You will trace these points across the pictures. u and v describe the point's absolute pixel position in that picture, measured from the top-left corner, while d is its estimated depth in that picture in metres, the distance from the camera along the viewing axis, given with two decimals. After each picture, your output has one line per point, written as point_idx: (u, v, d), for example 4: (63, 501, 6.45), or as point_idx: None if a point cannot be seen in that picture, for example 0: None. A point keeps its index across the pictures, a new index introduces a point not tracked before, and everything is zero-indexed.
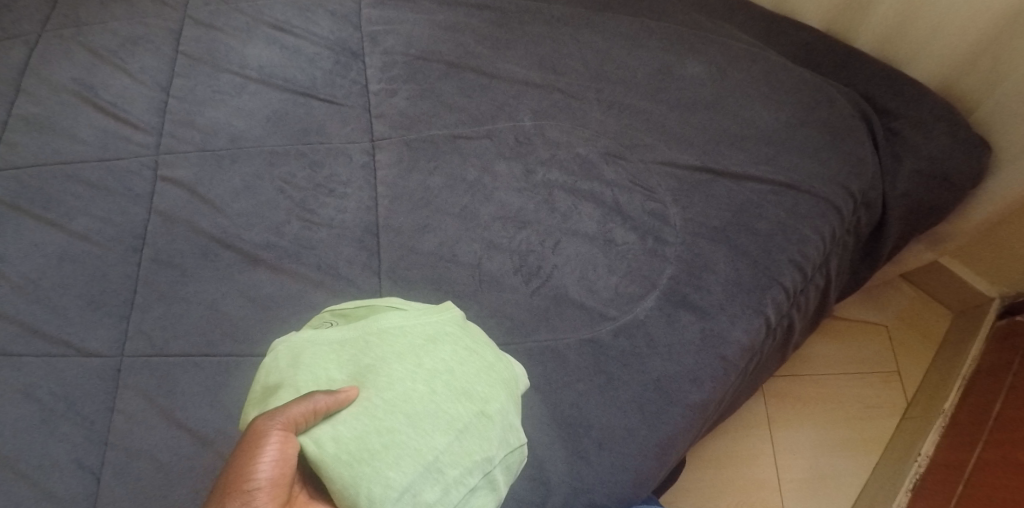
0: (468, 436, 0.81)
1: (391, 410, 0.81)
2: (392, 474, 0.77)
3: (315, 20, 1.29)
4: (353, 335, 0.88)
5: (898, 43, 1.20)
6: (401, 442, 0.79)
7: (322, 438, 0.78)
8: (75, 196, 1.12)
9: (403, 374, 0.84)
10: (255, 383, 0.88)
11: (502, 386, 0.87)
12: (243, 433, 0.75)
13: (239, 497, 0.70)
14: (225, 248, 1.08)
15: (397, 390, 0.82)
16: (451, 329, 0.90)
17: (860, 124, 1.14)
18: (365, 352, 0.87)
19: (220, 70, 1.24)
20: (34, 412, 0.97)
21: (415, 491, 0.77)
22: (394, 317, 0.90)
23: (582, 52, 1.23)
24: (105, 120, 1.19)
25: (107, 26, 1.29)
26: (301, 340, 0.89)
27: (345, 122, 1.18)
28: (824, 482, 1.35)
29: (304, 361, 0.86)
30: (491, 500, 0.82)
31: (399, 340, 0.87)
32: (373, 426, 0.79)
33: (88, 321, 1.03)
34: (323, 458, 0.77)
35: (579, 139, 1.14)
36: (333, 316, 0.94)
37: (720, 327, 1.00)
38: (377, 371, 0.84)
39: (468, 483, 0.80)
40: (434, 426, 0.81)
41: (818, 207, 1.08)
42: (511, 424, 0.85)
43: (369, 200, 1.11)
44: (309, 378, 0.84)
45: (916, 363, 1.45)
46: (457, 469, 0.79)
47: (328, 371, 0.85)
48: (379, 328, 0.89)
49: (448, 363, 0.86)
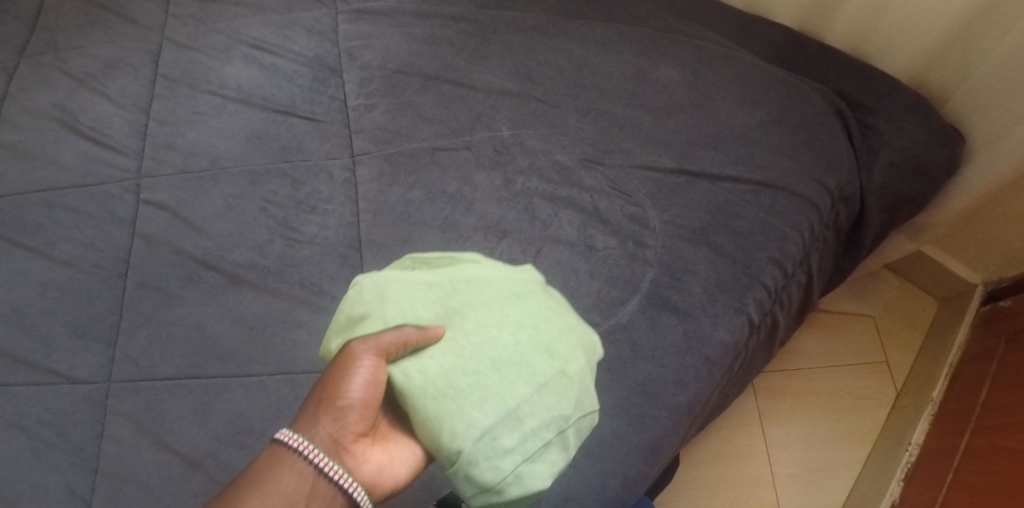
0: (548, 391, 0.83)
1: (479, 356, 0.83)
2: (478, 418, 0.80)
3: (291, 37, 1.29)
4: (442, 279, 0.90)
5: (868, 37, 1.20)
6: (485, 386, 0.82)
7: (410, 370, 0.80)
8: (58, 224, 1.13)
9: (490, 321, 0.86)
10: (339, 311, 0.90)
11: (582, 351, 0.88)
12: (336, 354, 0.78)
13: (332, 412, 0.74)
14: (209, 269, 1.09)
15: (486, 333, 0.84)
16: (536, 288, 0.91)
17: (834, 120, 1.15)
18: (452, 296, 0.88)
19: (198, 91, 1.25)
20: (24, 442, 0.98)
21: (495, 434, 0.80)
22: (484, 268, 0.91)
23: (558, 59, 1.23)
24: (86, 145, 1.19)
25: (85, 51, 1.30)
26: (386, 279, 0.90)
27: (324, 138, 1.19)
28: (817, 475, 1.36)
29: (391, 297, 0.88)
30: (560, 458, 0.85)
31: (489, 290, 0.89)
32: (459, 365, 0.82)
33: (75, 348, 1.03)
34: (410, 389, 0.80)
35: (557, 147, 1.14)
36: (414, 261, 0.96)
37: (703, 328, 1.00)
38: (469, 313, 0.86)
39: (543, 436, 0.83)
40: (517, 375, 0.83)
41: (796, 204, 1.08)
42: (587, 389, 0.87)
43: (351, 216, 1.11)
44: (397, 313, 0.86)
45: (904, 352, 1.46)
46: (535, 419, 0.82)
47: (416, 309, 0.87)
48: (467, 276, 0.91)
49: (534, 315, 0.87)
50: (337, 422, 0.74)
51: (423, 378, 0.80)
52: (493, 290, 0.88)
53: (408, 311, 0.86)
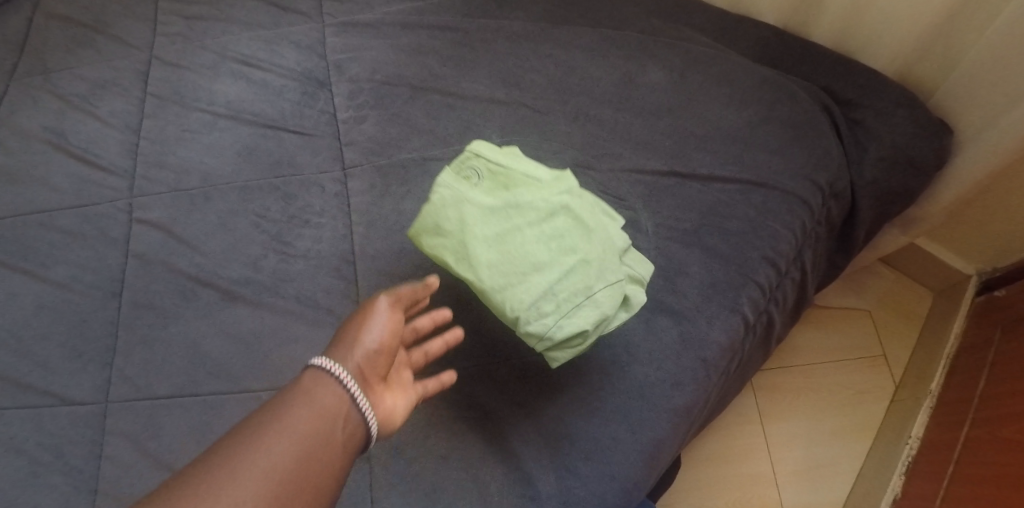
0: (578, 268, 0.94)
1: (525, 233, 0.95)
2: (530, 294, 0.92)
3: (279, 52, 1.29)
4: (498, 191, 0.99)
5: (853, 33, 1.21)
6: (534, 278, 0.93)
7: (476, 270, 0.94)
8: (51, 246, 1.13)
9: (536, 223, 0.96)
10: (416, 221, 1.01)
11: (613, 237, 0.98)
12: (364, 302, 0.87)
13: (361, 351, 0.82)
14: (204, 286, 1.09)
15: (531, 221, 0.96)
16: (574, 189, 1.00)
17: (822, 117, 1.16)
18: (508, 206, 0.97)
19: (188, 108, 1.25)
20: (23, 465, 0.97)
21: (540, 308, 0.92)
22: (526, 166, 1.01)
23: (545, 65, 1.24)
24: (77, 166, 1.20)
25: (74, 72, 1.30)
26: (451, 191, 0.98)
27: (315, 152, 1.19)
28: (819, 472, 1.36)
29: (457, 211, 0.97)
30: (596, 315, 0.93)
31: (535, 192, 0.98)
32: (513, 264, 0.94)
33: (71, 370, 1.03)
34: (479, 286, 0.94)
35: (548, 153, 1.15)
36: (476, 163, 1.03)
37: (699, 329, 1.01)
38: (513, 203, 0.97)
39: (577, 302, 0.92)
40: (553, 262, 0.94)
41: (787, 202, 1.09)
42: (613, 261, 0.95)
43: (344, 228, 1.11)
44: (461, 225, 0.95)
45: (901, 345, 1.46)
46: (569, 293, 0.93)
47: (477, 218, 0.96)
48: (517, 185, 1.00)
49: (576, 205, 0.97)
50: (365, 360, 0.82)
51: (483, 268, 0.94)
52: (535, 186, 0.99)
53: (456, 205, 0.97)
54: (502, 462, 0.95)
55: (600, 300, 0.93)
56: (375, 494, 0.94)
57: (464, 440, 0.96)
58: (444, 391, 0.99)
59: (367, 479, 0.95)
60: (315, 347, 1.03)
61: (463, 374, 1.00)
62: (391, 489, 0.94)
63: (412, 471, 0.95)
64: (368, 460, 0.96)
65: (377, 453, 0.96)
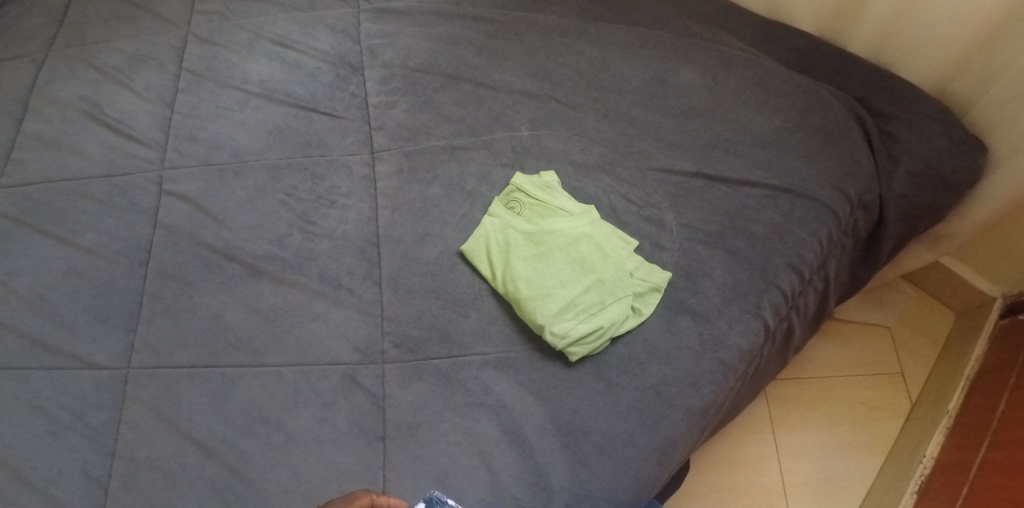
0: (592, 293, 1.01)
1: (557, 255, 1.04)
2: (556, 305, 0.99)
3: (314, 35, 1.31)
4: (534, 220, 1.08)
5: (890, 44, 1.20)
6: (555, 298, 1.00)
7: (516, 281, 1.02)
8: (82, 212, 1.15)
9: (560, 255, 1.04)
10: (472, 232, 1.09)
11: (625, 267, 1.03)
12: None
13: None
14: (228, 260, 1.10)
15: (563, 246, 1.05)
16: (595, 226, 1.07)
17: (854, 127, 1.15)
18: (542, 237, 1.06)
19: (222, 85, 1.26)
20: (43, 425, 0.99)
21: (559, 321, 0.98)
22: (562, 196, 1.10)
23: (576, 61, 1.24)
24: (110, 137, 1.21)
25: (112, 44, 1.32)
26: (499, 212, 1.09)
27: (345, 134, 1.20)
28: (830, 485, 1.34)
29: (498, 232, 1.07)
30: (606, 329, 0.99)
31: (561, 224, 1.07)
32: (541, 285, 1.01)
33: (95, 334, 1.05)
34: (513, 296, 1.01)
35: (575, 148, 1.15)
36: (520, 191, 1.10)
37: (719, 331, 1.00)
38: (548, 229, 1.06)
39: (591, 318, 0.99)
40: (572, 285, 1.02)
41: (814, 210, 1.08)
42: (624, 287, 1.01)
43: (369, 211, 1.12)
44: (501, 240, 1.06)
45: (920, 363, 1.45)
46: (582, 311, 1.00)
47: (515, 234, 1.07)
48: (548, 219, 1.07)
49: (602, 235, 1.06)
50: None
51: (520, 284, 1.02)
52: (570, 214, 1.08)
53: (499, 228, 1.07)
54: (515, 451, 0.96)
55: (617, 314, 0.99)
56: (387, 475, 0.94)
57: (478, 427, 0.97)
58: (461, 377, 0.99)
59: (380, 460, 0.95)
60: (336, 326, 1.03)
61: (481, 361, 1.00)
62: (403, 471, 0.94)
63: (425, 456, 0.95)
64: (382, 440, 0.96)
65: (391, 434, 0.97)
